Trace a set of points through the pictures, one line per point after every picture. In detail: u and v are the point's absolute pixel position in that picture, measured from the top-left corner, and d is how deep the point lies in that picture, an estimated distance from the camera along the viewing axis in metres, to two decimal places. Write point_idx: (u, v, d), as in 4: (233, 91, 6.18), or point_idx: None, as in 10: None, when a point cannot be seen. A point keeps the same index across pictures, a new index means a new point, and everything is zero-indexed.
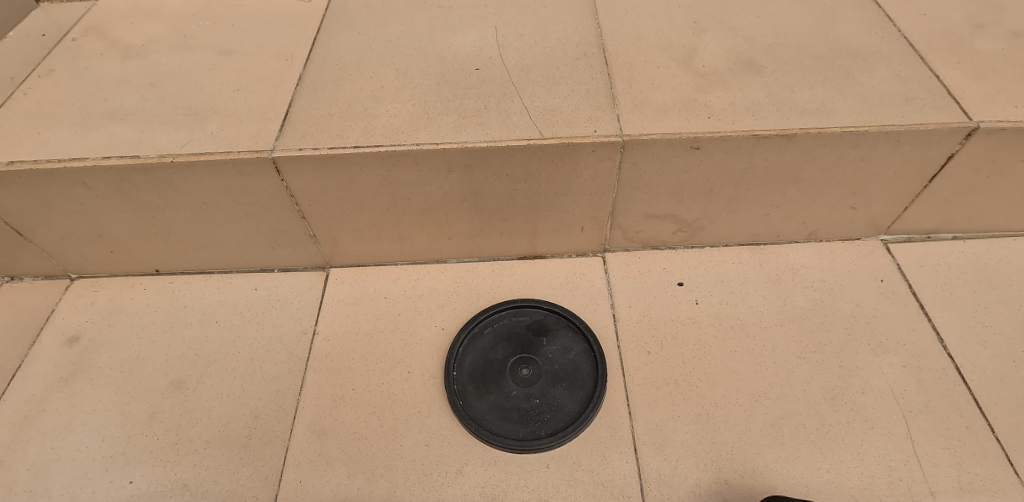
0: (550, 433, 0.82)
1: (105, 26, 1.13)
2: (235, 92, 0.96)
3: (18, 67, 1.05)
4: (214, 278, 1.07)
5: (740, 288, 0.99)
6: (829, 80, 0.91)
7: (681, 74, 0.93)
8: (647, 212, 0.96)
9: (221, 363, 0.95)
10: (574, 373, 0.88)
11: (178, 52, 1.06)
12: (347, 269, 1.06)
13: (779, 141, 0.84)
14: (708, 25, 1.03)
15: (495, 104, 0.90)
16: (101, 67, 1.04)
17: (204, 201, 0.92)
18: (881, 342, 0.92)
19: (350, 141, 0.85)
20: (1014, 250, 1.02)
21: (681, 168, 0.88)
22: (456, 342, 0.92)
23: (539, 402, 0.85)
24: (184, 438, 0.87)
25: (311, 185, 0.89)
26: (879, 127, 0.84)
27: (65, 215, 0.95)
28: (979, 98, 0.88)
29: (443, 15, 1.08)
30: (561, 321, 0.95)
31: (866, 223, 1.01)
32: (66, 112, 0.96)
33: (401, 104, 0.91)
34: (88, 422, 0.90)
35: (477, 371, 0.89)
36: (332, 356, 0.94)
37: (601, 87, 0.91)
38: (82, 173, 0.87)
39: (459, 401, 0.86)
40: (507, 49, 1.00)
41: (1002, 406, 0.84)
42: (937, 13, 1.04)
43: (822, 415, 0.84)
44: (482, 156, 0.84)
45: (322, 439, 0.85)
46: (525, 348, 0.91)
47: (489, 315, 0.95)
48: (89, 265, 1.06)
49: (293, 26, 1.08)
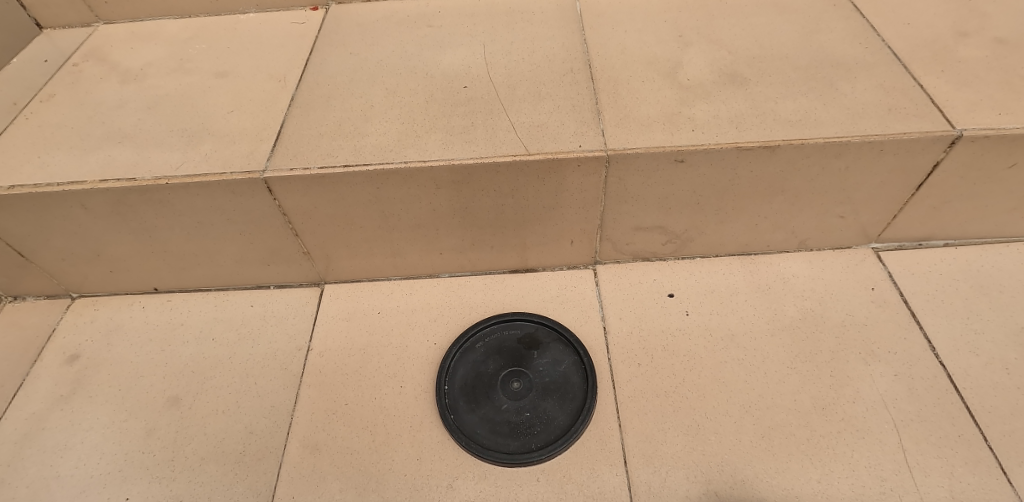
0: (540, 446, 0.83)
1: (104, 51, 1.16)
2: (229, 113, 0.99)
3: (21, 92, 1.08)
4: (211, 295, 1.09)
5: (731, 298, 0.99)
6: (813, 91, 0.92)
7: (665, 87, 0.95)
8: (635, 225, 0.96)
9: (217, 380, 0.97)
10: (564, 386, 0.89)
11: (175, 74, 1.09)
12: (341, 285, 1.07)
13: (763, 152, 0.85)
14: (692, 38, 1.04)
15: (482, 120, 0.91)
16: (100, 91, 1.07)
17: (199, 221, 0.94)
18: (871, 350, 0.92)
19: (339, 161, 0.87)
20: (1005, 256, 1.02)
21: (668, 180, 0.88)
22: (448, 356, 0.93)
23: (529, 415, 0.86)
24: (180, 454, 0.88)
25: (302, 203, 0.90)
26: (862, 137, 0.84)
27: (65, 236, 0.97)
28: (962, 106, 0.88)
29: (433, 34, 1.10)
30: (551, 334, 0.95)
31: (856, 231, 1.01)
32: (65, 136, 0.98)
33: (390, 122, 0.93)
34: (86, 439, 0.91)
35: (468, 384, 0.90)
36: (326, 372, 0.95)
37: (586, 102, 0.93)
38: (80, 196, 0.89)
39: (450, 415, 0.87)
40: (494, 66, 1.01)
41: (995, 414, 0.84)
42: (921, 22, 1.05)
43: (813, 426, 0.84)
44: (468, 172, 0.86)
45: (315, 454, 0.86)
46: (515, 361, 0.92)
47: (480, 328, 0.96)
48: (90, 284, 1.09)
49: (287, 48, 1.11)
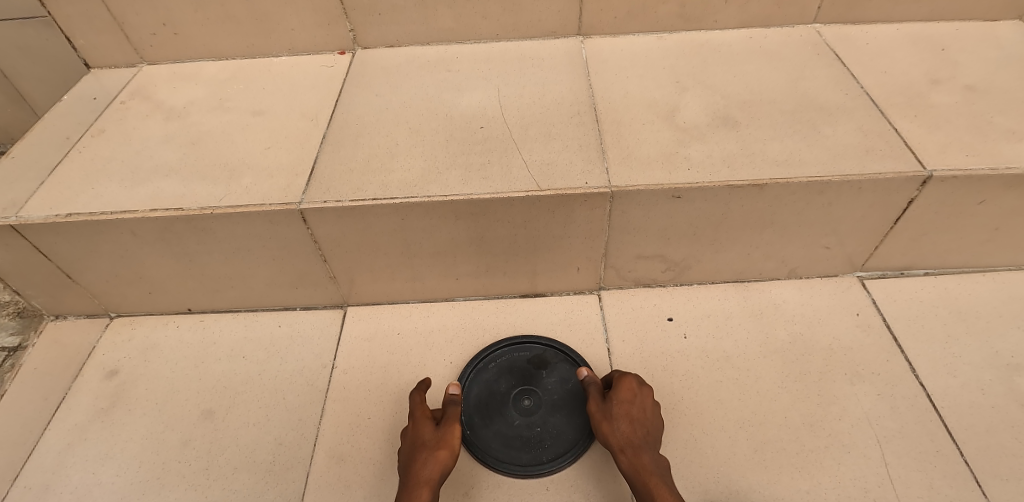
0: (551, 458, 0.90)
1: (149, 91, 1.26)
2: (266, 149, 1.08)
3: (73, 127, 1.18)
4: (241, 316, 1.17)
5: (726, 322, 1.07)
6: (798, 133, 1.02)
7: (664, 129, 1.04)
8: (637, 253, 1.05)
9: (248, 395, 1.04)
10: (572, 402, 0.97)
11: (215, 113, 1.19)
12: (363, 307, 1.15)
13: (752, 190, 0.94)
14: (689, 84, 1.14)
15: (497, 158, 1.01)
16: (147, 128, 1.17)
17: (237, 246, 1.02)
18: (857, 371, 0.99)
19: (369, 194, 0.96)
20: (982, 285, 1.09)
21: (666, 214, 0.97)
22: (462, 375, 0.99)
23: (540, 430, 0.94)
24: (214, 464, 0.95)
25: (333, 232, 0.99)
26: (842, 176, 0.93)
27: (111, 259, 1.05)
28: (933, 148, 0.98)
29: (451, 78, 1.20)
30: (559, 355, 1.02)
31: (842, 260, 1.09)
32: (116, 169, 1.07)
33: (414, 159, 1.02)
34: (125, 449, 0.98)
35: (482, 401, 0.97)
36: (350, 388, 1.03)
37: (592, 142, 1.02)
38: (131, 223, 0.98)
39: (466, 430, 0.93)
40: (508, 108, 1.11)
41: (971, 431, 0.91)
42: (897, 70, 1.15)
43: (802, 440, 0.91)
44: (485, 205, 0.95)
45: (340, 464, 0.93)
46: (526, 380, 0.98)
47: (492, 349, 1.02)
48: (128, 304, 1.16)
49: (318, 89, 1.21)
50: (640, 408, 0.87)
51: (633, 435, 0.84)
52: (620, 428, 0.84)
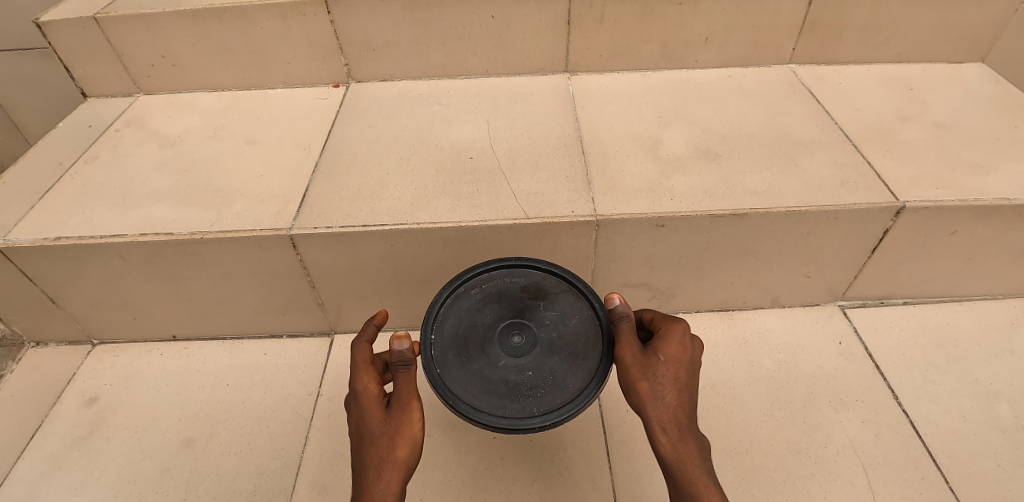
0: (543, 411, 0.77)
1: (144, 120, 1.29)
2: (259, 176, 1.10)
3: (66, 153, 1.19)
4: (226, 343, 1.16)
5: (711, 350, 1.08)
6: (776, 166, 1.05)
7: (647, 161, 1.08)
8: (623, 281, 1.07)
9: (231, 423, 1.02)
10: (574, 343, 0.82)
11: (209, 141, 1.21)
12: (350, 334, 1.15)
13: (733, 219, 0.96)
14: (671, 119, 1.18)
15: (486, 187, 1.03)
16: (140, 155, 1.18)
17: (225, 271, 1.02)
18: (841, 399, 1.00)
19: (359, 221, 0.97)
20: (959, 314, 1.12)
21: (651, 241, 0.99)
22: (440, 302, 0.86)
23: (532, 375, 0.79)
24: (192, 494, 0.93)
25: (322, 257, 1.00)
26: (819, 207, 0.96)
27: (98, 283, 1.05)
28: (905, 181, 1.02)
29: (442, 111, 1.24)
30: (560, 285, 0.88)
31: (823, 289, 1.12)
32: (108, 194, 1.08)
33: (404, 188, 1.04)
34: (101, 479, 0.96)
35: (460, 336, 0.83)
36: (335, 416, 1.02)
37: (578, 172, 1.05)
38: (119, 247, 0.98)
39: (436, 369, 0.80)
40: (497, 140, 1.15)
41: (954, 458, 0.92)
42: (869, 108, 1.20)
43: (789, 468, 0.91)
44: (473, 232, 0.96)
45: (323, 494, 0.92)
46: (517, 313, 0.84)
47: (478, 274, 0.88)
48: (112, 330, 1.15)
49: (312, 120, 1.24)
50: (687, 371, 0.77)
51: (678, 408, 0.75)
52: (664, 398, 0.75)
